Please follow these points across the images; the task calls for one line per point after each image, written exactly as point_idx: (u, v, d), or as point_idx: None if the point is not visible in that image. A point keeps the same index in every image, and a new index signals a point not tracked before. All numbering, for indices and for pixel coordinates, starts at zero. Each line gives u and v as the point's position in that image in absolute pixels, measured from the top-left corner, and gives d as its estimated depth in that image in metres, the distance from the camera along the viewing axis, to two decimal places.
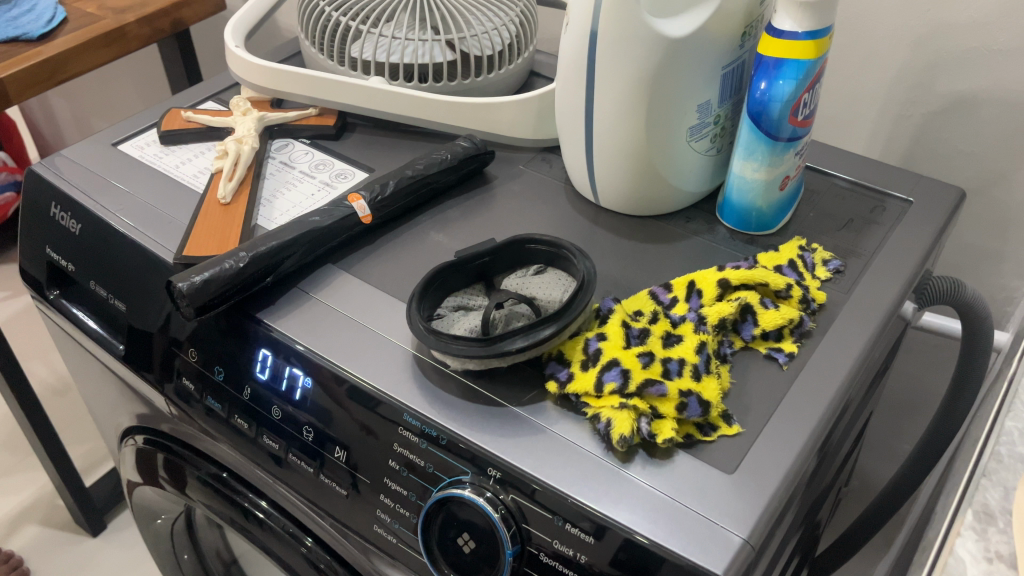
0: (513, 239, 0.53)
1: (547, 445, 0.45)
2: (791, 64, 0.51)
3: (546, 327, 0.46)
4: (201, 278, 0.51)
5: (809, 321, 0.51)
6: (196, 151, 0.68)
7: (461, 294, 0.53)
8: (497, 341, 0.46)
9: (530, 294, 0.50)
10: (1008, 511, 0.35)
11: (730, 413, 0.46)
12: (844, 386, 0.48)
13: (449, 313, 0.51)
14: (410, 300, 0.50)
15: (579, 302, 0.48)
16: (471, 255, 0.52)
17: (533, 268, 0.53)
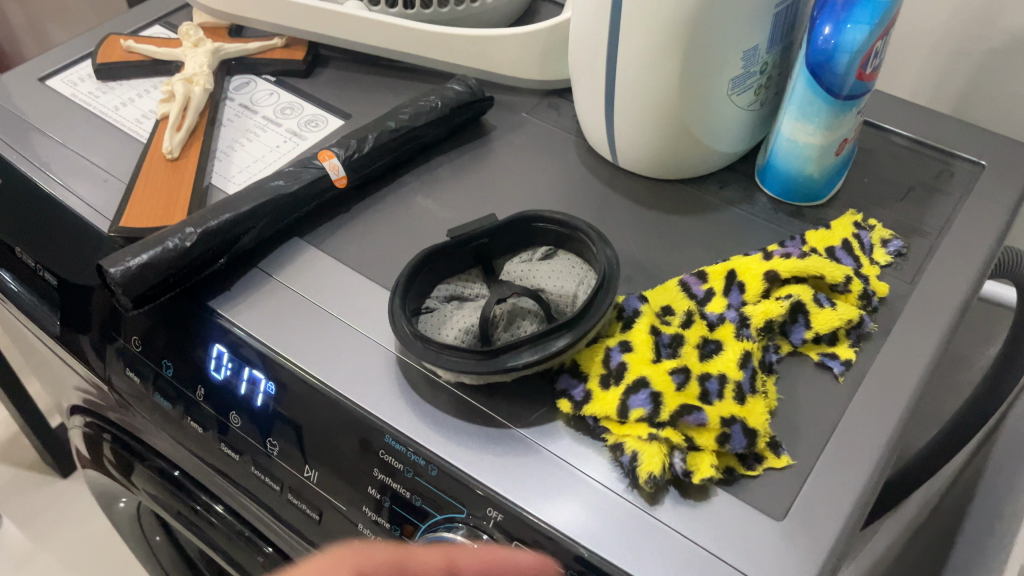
0: (517, 216, 0.44)
1: (555, 483, 0.37)
2: (865, 5, 0.41)
3: (560, 337, 0.38)
4: (138, 262, 0.42)
5: (870, 321, 0.43)
6: (140, 89, 0.57)
7: (454, 281, 0.44)
8: (500, 354, 0.37)
9: (537, 286, 0.42)
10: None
11: (778, 440, 0.39)
12: (913, 402, 0.40)
13: (441, 306, 0.42)
14: (392, 293, 0.41)
15: (598, 304, 0.39)
16: (468, 237, 0.43)
17: (541, 251, 0.44)
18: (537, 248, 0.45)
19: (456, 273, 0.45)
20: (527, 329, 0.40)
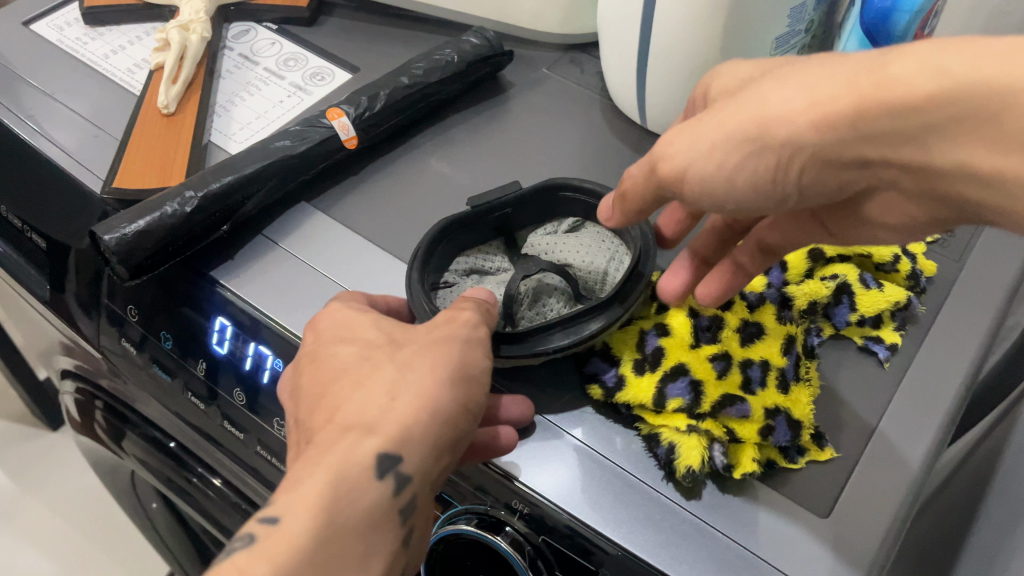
0: (543, 184, 0.40)
1: (584, 474, 0.35)
2: None
3: (592, 320, 0.35)
4: (135, 228, 0.39)
5: (918, 303, 0.40)
6: (132, 36, 0.53)
7: (475, 253, 0.41)
8: (527, 338, 0.35)
9: (564, 261, 0.39)
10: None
11: (822, 432, 0.36)
12: (963, 388, 0.38)
13: (461, 280, 0.40)
14: (410, 266, 0.38)
15: (633, 286, 0.36)
16: (492, 206, 0.40)
17: (567, 223, 0.42)
18: (562, 218, 0.42)
19: (476, 243, 0.42)
20: (553, 309, 0.38)
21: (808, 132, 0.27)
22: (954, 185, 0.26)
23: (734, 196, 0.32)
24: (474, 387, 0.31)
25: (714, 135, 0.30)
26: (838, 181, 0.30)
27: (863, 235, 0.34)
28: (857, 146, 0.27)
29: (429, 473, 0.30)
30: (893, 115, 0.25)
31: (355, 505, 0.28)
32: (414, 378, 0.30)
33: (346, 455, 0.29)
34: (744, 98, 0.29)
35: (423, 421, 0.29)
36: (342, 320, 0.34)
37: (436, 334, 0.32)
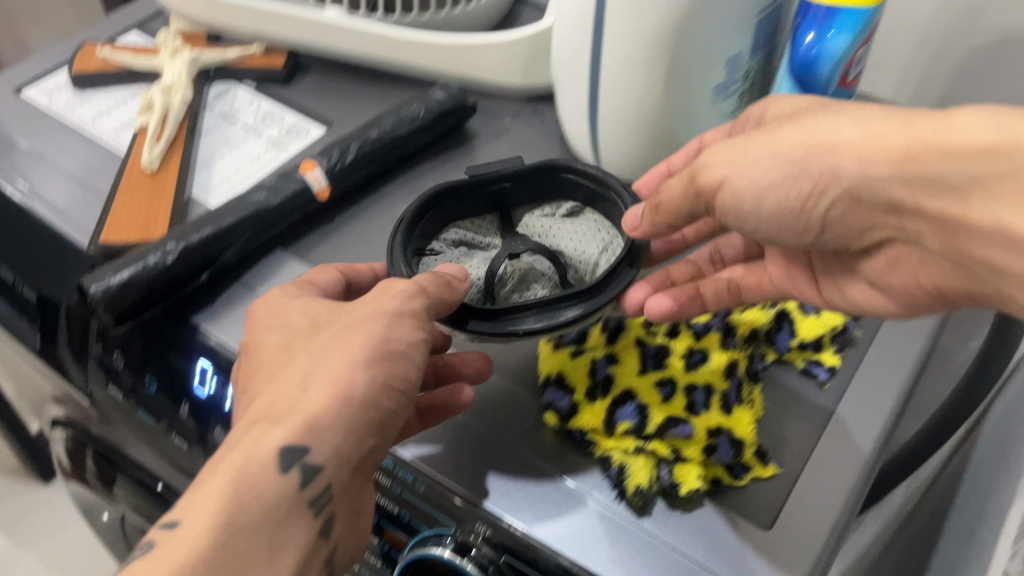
0: (545, 163, 0.44)
1: (535, 491, 0.37)
2: (847, 13, 0.42)
3: (568, 307, 0.37)
4: (119, 279, 0.41)
5: (855, 328, 0.43)
6: (118, 100, 0.57)
7: (469, 223, 0.44)
8: (504, 319, 0.36)
9: (557, 247, 0.42)
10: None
11: (765, 450, 0.38)
12: (897, 408, 0.40)
13: (449, 250, 0.43)
14: (398, 227, 0.40)
15: (623, 275, 0.39)
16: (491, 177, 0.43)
17: (565, 207, 0.45)
18: (561, 202, 0.45)
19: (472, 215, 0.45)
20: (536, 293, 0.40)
21: (848, 164, 0.32)
22: (969, 244, 0.30)
23: (764, 213, 0.37)
24: (398, 363, 0.34)
25: (768, 151, 0.35)
26: (861, 224, 0.35)
27: (854, 296, 0.40)
28: (887, 186, 0.32)
29: (345, 462, 0.32)
30: (935, 163, 0.30)
31: (266, 496, 0.31)
32: (329, 367, 0.33)
33: (253, 447, 0.31)
34: (802, 123, 0.35)
35: (330, 413, 0.32)
36: (280, 309, 0.37)
37: (360, 314, 0.35)
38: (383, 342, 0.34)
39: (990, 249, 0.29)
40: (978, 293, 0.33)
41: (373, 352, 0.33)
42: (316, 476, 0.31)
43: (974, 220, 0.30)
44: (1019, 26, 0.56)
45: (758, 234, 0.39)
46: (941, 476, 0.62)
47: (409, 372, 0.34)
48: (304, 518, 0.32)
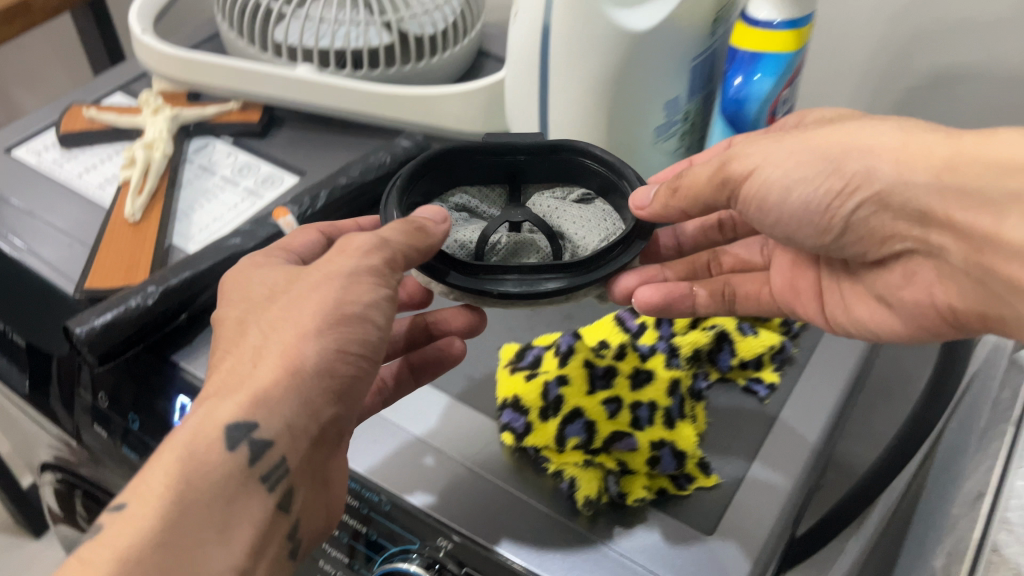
0: (565, 144, 0.44)
1: (490, 502, 0.40)
2: (769, 58, 0.46)
3: (550, 279, 0.38)
4: (102, 321, 0.44)
5: (792, 346, 0.47)
6: (103, 157, 0.60)
7: (477, 189, 0.46)
8: (485, 281, 0.38)
9: (559, 227, 0.43)
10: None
11: (708, 461, 0.41)
12: (831, 419, 0.43)
13: (449, 213, 0.45)
14: (396, 181, 0.43)
15: (616, 257, 0.40)
16: (506, 145, 0.44)
17: (578, 192, 0.46)
18: (576, 187, 0.46)
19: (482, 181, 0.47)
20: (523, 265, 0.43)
21: (885, 167, 0.35)
22: (994, 259, 0.33)
23: (789, 208, 0.39)
24: (353, 326, 0.35)
25: (805, 148, 0.38)
26: (881, 232, 0.38)
27: (861, 316, 0.44)
28: (918, 196, 0.35)
29: (296, 436, 0.33)
30: (974, 175, 0.33)
31: (218, 473, 0.31)
32: (284, 336, 0.34)
33: (206, 420, 0.32)
34: (843, 125, 0.38)
35: (282, 385, 0.32)
36: (244, 279, 0.38)
37: (320, 276, 0.36)
38: (339, 305, 0.34)
39: (1015, 264, 0.32)
40: (993, 316, 0.36)
41: (326, 316, 0.34)
42: (267, 451, 0.32)
43: (997, 234, 0.32)
44: (944, 66, 0.60)
45: (779, 229, 0.42)
46: (900, 500, 0.64)
47: (366, 334, 0.35)
48: (258, 493, 0.32)
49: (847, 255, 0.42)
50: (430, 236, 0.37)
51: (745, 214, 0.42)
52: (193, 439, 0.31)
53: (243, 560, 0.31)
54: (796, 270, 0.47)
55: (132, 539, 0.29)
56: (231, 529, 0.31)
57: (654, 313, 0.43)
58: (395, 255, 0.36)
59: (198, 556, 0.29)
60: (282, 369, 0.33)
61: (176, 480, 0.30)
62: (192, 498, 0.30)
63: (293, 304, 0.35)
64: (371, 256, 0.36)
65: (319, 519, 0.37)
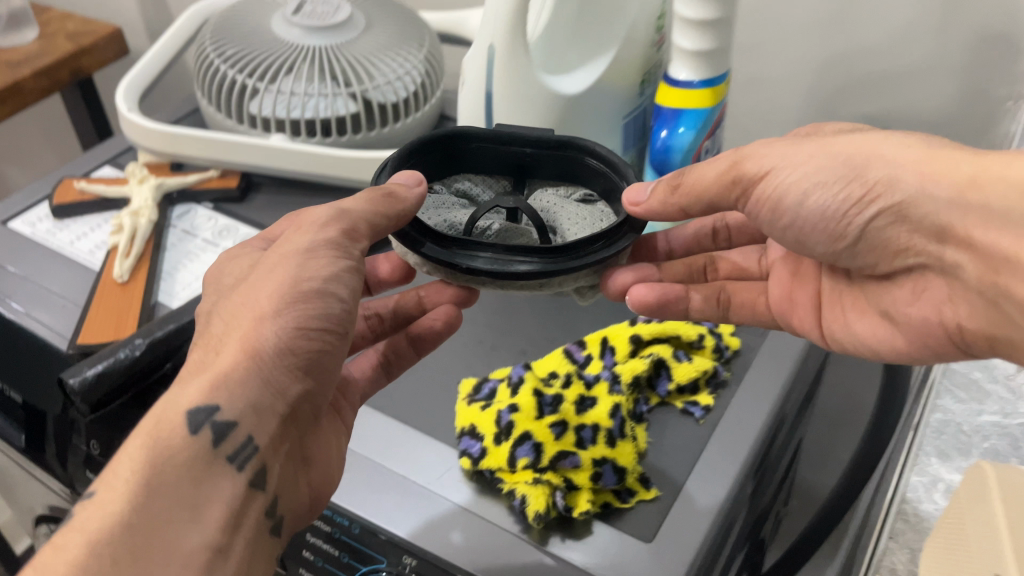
0: (574, 144, 0.47)
1: (463, 531, 0.43)
2: (689, 113, 0.52)
3: (522, 262, 0.41)
4: (94, 372, 0.48)
5: (724, 371, 0.51)
6: (93, 225, 0.65)
7: (484, 177, 0.50)
8: (460, 256, 0.42)
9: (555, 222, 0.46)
10: (967, 426, 0.43)
11: (648, 476, 0.46)
12: (760, 434, 0.48)
13: (450, 196, 0.48)
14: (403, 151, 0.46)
15: (596, 248, 0.42)
16: (514, 137, 0.47)
17: (580, 193, 0.48)
18: (580, 189, 0.49)
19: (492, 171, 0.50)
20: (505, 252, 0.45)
21: (912, 178, 0.39)
22: (1010, 279, 0.37)
23: (806, 210, 0.43)
24: (313, 302, 0.38)
25: (826, 154, 0.42)
26: (896, 244, 0.42)
27: (861, 330, 0.47)
28: (937, 209, 0.39)
29: (260, 415, 0.36)
30: (995, 194, 0.37)
31: (181, 456, 0.35)
32: (239, 324, 0.37)
33: (167, 405, 0.36)
34: (866, 136, 0.42)
35: (241, 367, 0.36)
36: (218, 270, 0.43)
37: (281, 258, 0.39)
38: (296, 283, 0.38)
39: None
40: (1000, 339, 0.40)
41: (283, 296, 0.38)
42: (229, 431, 0.36)
43: (1013, 253, 0.37)
44: None
45: (791, 231, 0.45)
46: (848, 523, 0.68)
47: (328, 308, 0.38)
48: (226, 473, 0.36)
49: (859, 265, 0.45)
50: (400, 202, 0.41)
51: (757, 213, 0.45)
52: (154, 426, 0.35)
53: (216, 535, 0.34)
54: (797, 286, 0.51)
55: (102, 521, 0.32)
56: (201, 508, 0.34)
57: (646, 311, 0.48)
58: (355, 223, 0.41)
59: (169, 531, 0.33)
60: (240, 354, 0.37)
61: (143, 464, 0.34)
62: (161, 483, 0.34)
63: (251, 288, 0.39)
64: (327, 230, 0.40)
65: (301, 497, 0.40)
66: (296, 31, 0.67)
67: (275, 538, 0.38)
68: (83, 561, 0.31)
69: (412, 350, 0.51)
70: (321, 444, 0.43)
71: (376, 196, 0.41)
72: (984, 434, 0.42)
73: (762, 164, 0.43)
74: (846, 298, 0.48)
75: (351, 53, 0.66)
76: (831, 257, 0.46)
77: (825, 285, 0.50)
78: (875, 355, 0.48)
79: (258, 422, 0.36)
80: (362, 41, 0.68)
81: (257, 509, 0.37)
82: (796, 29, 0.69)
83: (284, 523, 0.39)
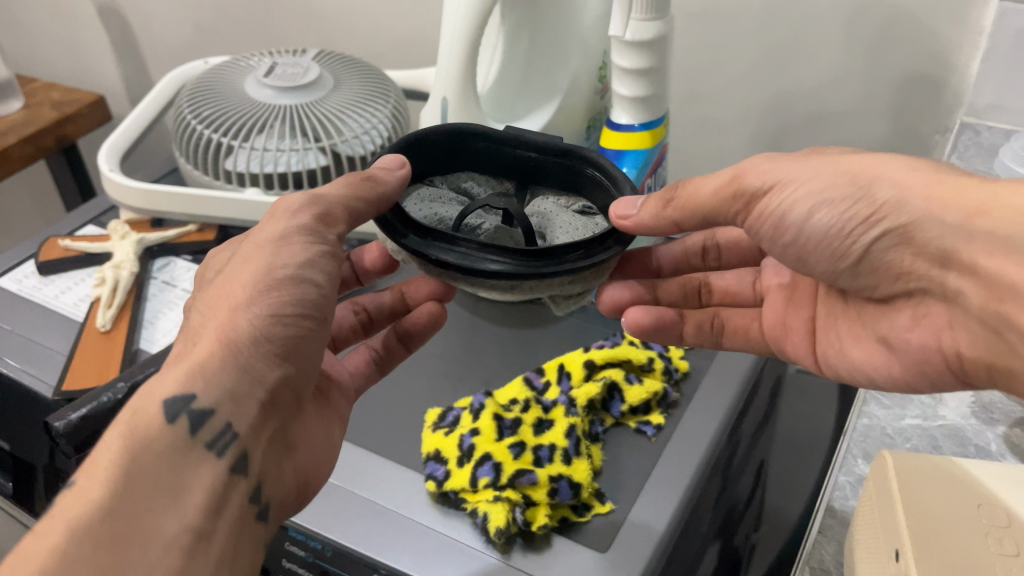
0: (577, 154, 0.46)
1: None
2: (631, 152, 0.56)
3: (494, 262, 0.42)
4: (78, 416, 0.51)
5: (673, 392, 0.55)
6: (77, 279, 0.68)
7: (487, 178, 0.49)
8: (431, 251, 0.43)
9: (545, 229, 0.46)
10: (891, 429, 0.47)
11: (603, 491, 0.49)
12: (709, 448, 0.51)
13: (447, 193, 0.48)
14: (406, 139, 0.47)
15: (571, 259, 0.42)
16: (519, 139, 0.47)
17: (580, 204, 0.47)
18: (579, 201, 0.48)
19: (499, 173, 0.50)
20: None
21: (920, 200, 0.38)
22: (1013, 308, 0.36)
23: (810, 227, 0.42)
24: (286, 288, 0.40)
25: (838, 171, 0.41)
26: (898, 268, 0.41)
27: (862, 358, 0.47)
28: (943, 234, 0.38)
29: (237, 402, 0.39)
30: (1006, 222, 0.36)
31: (159, 444, 0.37)
32: (215, 314, 0.40)
33: (150, 394, 0.38)
34: (877, 160, 0.41)
35: (215, 357, 0.39)
36: (212, 260, 0.46)
37: (260, 246, 0.42)
38: (269, 271, 0.41)
39: None
40: (1004, 369, 0.38)
41: (257, 283, 0.40)
42: (205, 421, 0.38)
43: (1019, 282, 0.35)
44: None
45: (793, 248, 0.44)
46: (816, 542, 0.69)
47: (302, 293, 0.41)
48: (206, 459, 0.38)
49: (862, 287, 0.44)
50: (379, 184, 0.43)
51: (758, 229, 0.45)
52: (131, 415, 0.37)
53: (196, 521, 0.36)
54: (791, 311, 0.52)
55: (77, 511, 0.34)
56: (182, 494, 0.36)
57: (642, 333, 0.52)
58: (329, 208, 0.44)
59: (148, 515, 0.35)
60: (215, 343, 0.39)
61: (117, 455, 0.36)
62: (136, 473, 0.36)
63: (230, 279, 0.42)
64: (299, 216, 0.43)
65: (289, 485, 0.42)
66: (267, 91, 0.71)
67: (263, 524, 0.40)
68: (62, 544, 0.33)
69: (402, 345, 0.55)
70: (307, 431, 0.44)
71: (355, 182, 0.44)
72: (906, 436, 0.46)
73: (766, 176, 0.43)
74: (842, 326, 0.49)
75: (320, 110, 0.71)
76: (831, 277, 0.45)
77: (820, 310, 0.51)
78: (869, 382, 0.47)
79: (235, 408, 0.39)
80: (331, 98, 0.72)
81: (240, 494, 0.39)
82: (737, 75, 0.74)
83: (273, 509, 0.40)
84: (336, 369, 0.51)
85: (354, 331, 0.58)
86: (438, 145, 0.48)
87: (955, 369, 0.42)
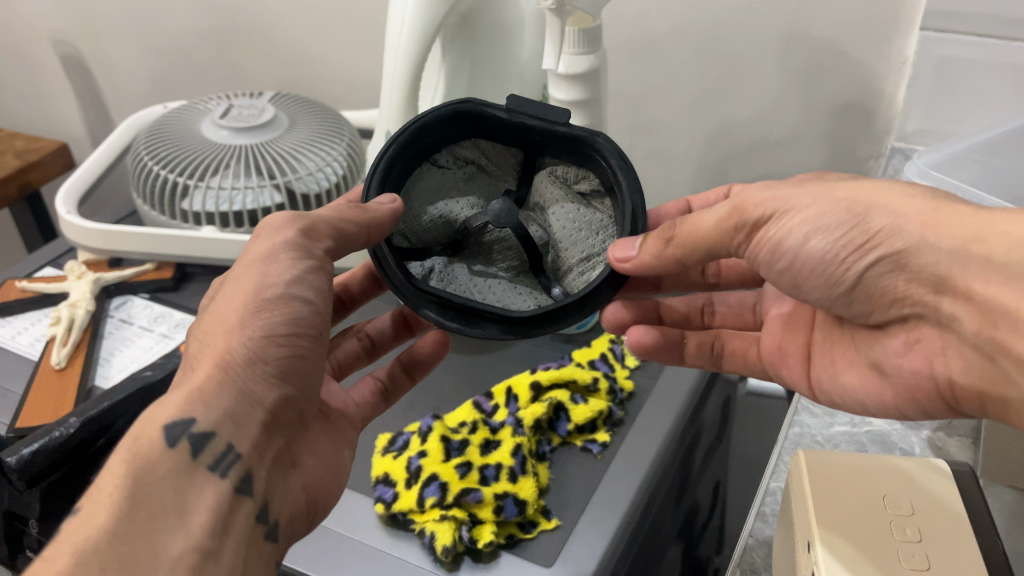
0: (583, 138, 0.46)
1: None
2: None
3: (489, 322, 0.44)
4: (30, 450, 0.52)
5: (618, 410, 0.56)
6: (33, 319, 0.68)
7: (494, 146, 0.50)
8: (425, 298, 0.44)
9: (553, 230, 0.48)
10: (821, 437, 0.49)
11: (549, 508, 0.50)
12: (654, 464, 0.53)
13: (456, 171, 0.50)
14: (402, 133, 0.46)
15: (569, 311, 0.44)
16: (524, 124, 0.47)
17: (587, 182, 0.49)
18: (587, 176, 0.49)
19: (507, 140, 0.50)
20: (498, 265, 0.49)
21: (915, 229, 0.38)
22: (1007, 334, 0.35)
23: (806, 253, 0.42)
24: (279, 310, 0.41)
25: (837, 199, 0.40)
26: (893, 293, 0.40)
27: (852, 382, 0.46)
28: (937, 260, 0.37)
29: (237, 422, 0.39)
30: (1000, 246, 0.35)
31: (160, 469, 0.37)
32: (213, 342, 0.40)
33: (142, 422, 0.39)
34: (869, 188, 0.40)
35: (214, 380, 0.39)
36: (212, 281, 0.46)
37: (252, 269, 0.42)
38: (259, 291, 0.41)
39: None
40: (994, 396, 0.38)
41: (248, 306, 0.41)
42: (209, 440, 0.38)
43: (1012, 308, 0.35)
44: None
45: (789, 274, 0.44)
46: None
47: (294, 311, 0.42)
48: (208, 481, 0.38)
49: (854, 312, 0.44)
50: (369, 212, 0.44)
51: (757, 258, 0.44)
52: (135, 441, 0.37)
53: (202, 540, 0.36)
54: (788, 335, 0.52)
55: None
56: (185, 515, 0.36)
57: (644, 353, 0.52)
58: (315, 225, 0.44)
59: (155, 535, 0.35)
60: (212, 369, 0.40)
61: None
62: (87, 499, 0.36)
63: (221, 303, 0.42)
64: (284, 232, 0.44)
65: (298, 501, 0.42)
66: (223, 132, 0.73)
67: (271, 543, 0.40)
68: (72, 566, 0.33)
69: (407, 377, 0.55)
70: (316, 450, 0.45)
71: (347, 210, 0.44)
72: (836, 442, 0.49)
73: (763, 205, 0.42)
74: (837, 351, 0.48)
75: (274, 150, 0.72)
76: (827, 304, 0.44)
77: (816, 336, 0.50)
78: (863, 408, 0.46)
79: (236, 429, 0.39)
80: (286, 137, 0.74)
81: (247, 513, 0.39)
82: (679, 108, 0.77)
83: (282, 528, 0.41)
84: (338, 399, 0.50)
85: (356, 356, 0.57)
86: (439, 135, 0.48)
87: (946, 396, 0.41)
